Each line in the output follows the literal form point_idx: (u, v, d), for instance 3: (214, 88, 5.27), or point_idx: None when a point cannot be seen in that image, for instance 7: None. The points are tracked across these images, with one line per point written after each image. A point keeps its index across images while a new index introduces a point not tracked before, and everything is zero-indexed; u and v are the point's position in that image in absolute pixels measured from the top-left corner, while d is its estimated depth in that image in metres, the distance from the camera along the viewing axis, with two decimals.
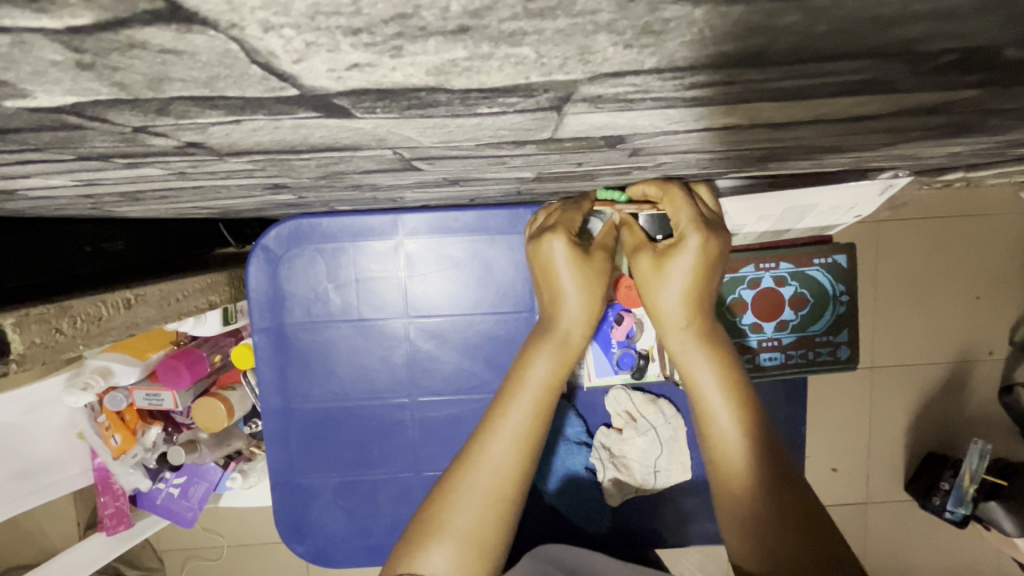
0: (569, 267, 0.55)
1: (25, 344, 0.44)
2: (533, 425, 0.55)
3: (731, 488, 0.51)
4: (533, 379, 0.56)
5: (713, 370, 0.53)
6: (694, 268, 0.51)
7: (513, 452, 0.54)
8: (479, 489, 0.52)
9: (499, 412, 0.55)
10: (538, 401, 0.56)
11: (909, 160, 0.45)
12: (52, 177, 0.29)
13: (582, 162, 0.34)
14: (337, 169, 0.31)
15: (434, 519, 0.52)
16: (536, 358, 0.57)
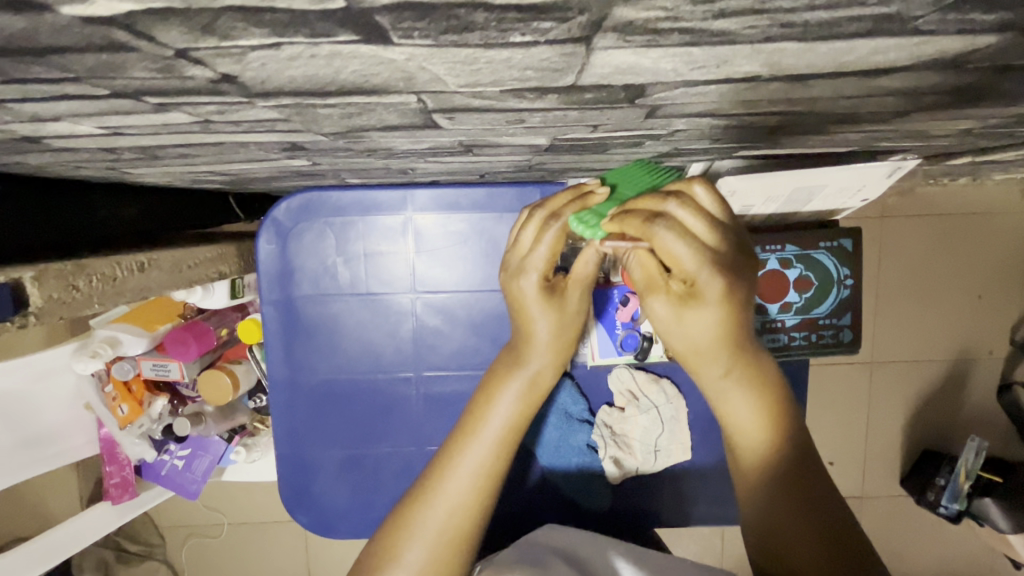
0: (547, 317, 0.55)
1: (44, 298, 0.45)
2: (492, 465, 0.54)
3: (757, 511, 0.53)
4: (493, 418, 0.55)
5: (749, 405, 0.53)
6: (714, 316, 0.48)
7: (468, 488, 0.53)
8: (434, 527, 0.52)
9: (455, 449, 0.55)
10: (499, 441, 0.55)
11: (919, 137, 0.46)
12: (82, 121, 0.30)
13: (598, 125, 0.35)
14: (357, 123, 0.32)
15: (388, 550, 0.52)
16: (501, 395, 0.56)
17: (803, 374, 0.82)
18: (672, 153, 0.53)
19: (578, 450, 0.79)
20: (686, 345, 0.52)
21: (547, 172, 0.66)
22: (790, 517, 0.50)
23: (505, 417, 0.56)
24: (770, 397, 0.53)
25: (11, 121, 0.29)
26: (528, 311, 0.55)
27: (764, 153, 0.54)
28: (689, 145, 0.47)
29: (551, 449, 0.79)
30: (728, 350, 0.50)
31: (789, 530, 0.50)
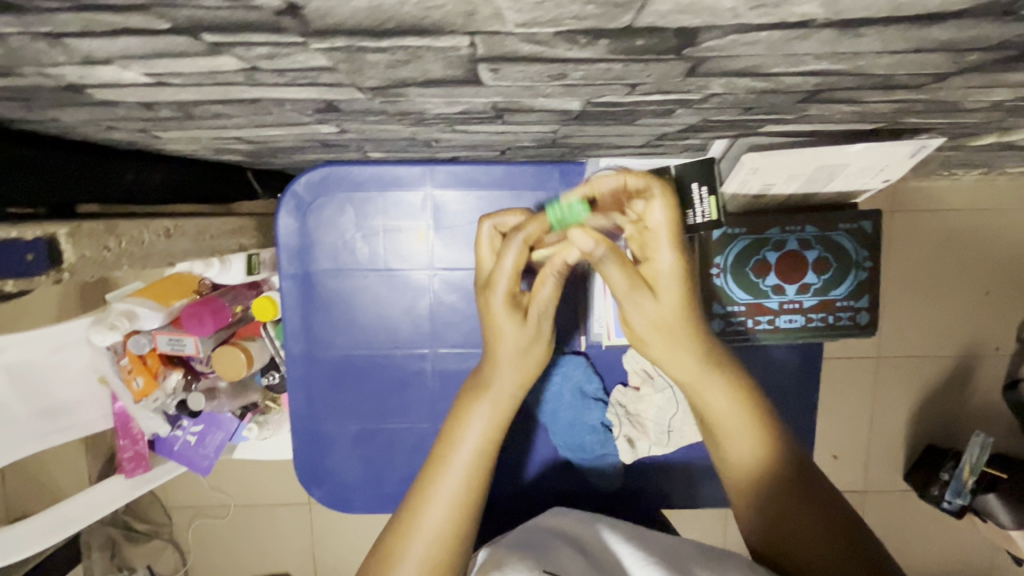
0: (511, 323, 0.56)
1: (76, 255, 0.45)
2: (467, 491, 0.56)
3: (760, 507, 0.58)
4: (465, 443, 0.57)
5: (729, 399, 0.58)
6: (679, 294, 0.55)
7: (444, 516, 0.55)
8: (415, 555, 0.53)
9: (432, 479, 0.56)
10: (472, 466, 0.57)
11: (947, 111, 0.46)
12: (131, 65, 0.30)
13: (636, 84, 0.35)
14: (400, 74, 0.32)
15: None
16: (466, 421, 0.58)
17: (817, 358, 0.82)
18: (698, 126, 0.53)
19: (593, 428, 0.79)
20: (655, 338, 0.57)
21: (569, 148, 0.66)
22: (796, 509, 0.56)
23: (478, 437, 0.58)
24: (743, 393, 0.59)
25: (63, 63, 0.29)
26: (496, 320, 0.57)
27: (790, 128, 0.55)
28: (719, 115, 0.48)
29: (566, 426, 0.79)
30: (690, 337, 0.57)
31: (780, 520, 0.56)
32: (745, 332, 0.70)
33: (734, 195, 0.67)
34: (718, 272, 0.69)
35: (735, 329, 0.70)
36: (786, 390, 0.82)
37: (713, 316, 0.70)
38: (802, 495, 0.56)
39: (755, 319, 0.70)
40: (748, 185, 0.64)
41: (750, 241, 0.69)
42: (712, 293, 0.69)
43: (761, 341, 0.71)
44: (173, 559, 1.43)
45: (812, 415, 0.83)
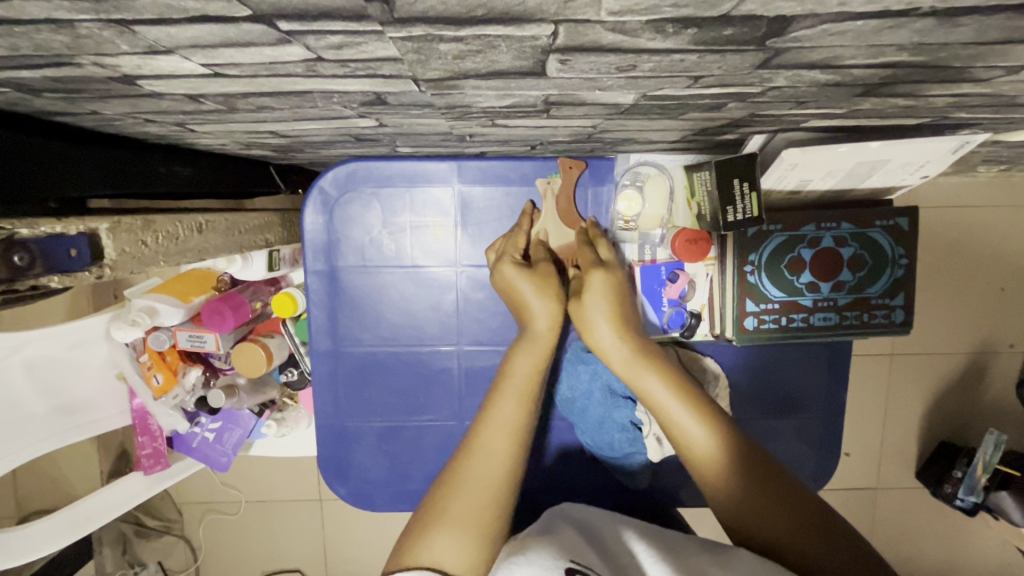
0: (525, 275, 0.67)
1: (117, 251, 0.45)
2: (521, 413, 0.60)
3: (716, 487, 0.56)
4: (516, 374, 0.63)
5: (659, 380, 0.60)
6: (605, 295, 0.64)
7: (503, 439, 0.58)
8: (478, 478, 0.56)
9: (489, 410, 0.61)
10: (523, 391, 0.62)
11: (1002, 105, 0.46)
12: (192, 56, 0.29)
13: (702, 76, 0.34)
14: (465, 66, 0.31)
15: (436, 506, 0.55)
16: (515, 357, 0.64)
17: (845, 356, 0.81)
18: (742, 121, 0.53)
19: (621, 425, 0.77)
20: (599, 329, 0.63)
21: (602, 143, 0.65)
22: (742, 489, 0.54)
23: (526, 371, 0.63)
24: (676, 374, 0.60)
25: (125, 53, 0.29)
26: (509, 277, 0.68)
27: (835, 123, 0.53)
28: (768, 110, 0.47)
29: (594, 423, 0.78)
30: (626, 328, 0.63)
31: (753, 505, 0.53)
32: (779, 329, 0.70)
33: (771, 190, 0.66)
34: (753, 270, 0.68)
35: (769, 326, 0.69)
36: (813, 388, 0.82)
37: (746, 314, 0.69)
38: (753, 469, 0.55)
39: (789, 317, 0.69)
40: (786, 181, 0.64)
41: (786, 238, 0.67)
42: (747, 291, 0.68)
43: (795, 339, 0.70)
44: (185, 556, 1.42)
45: (839, 413, 0.83)
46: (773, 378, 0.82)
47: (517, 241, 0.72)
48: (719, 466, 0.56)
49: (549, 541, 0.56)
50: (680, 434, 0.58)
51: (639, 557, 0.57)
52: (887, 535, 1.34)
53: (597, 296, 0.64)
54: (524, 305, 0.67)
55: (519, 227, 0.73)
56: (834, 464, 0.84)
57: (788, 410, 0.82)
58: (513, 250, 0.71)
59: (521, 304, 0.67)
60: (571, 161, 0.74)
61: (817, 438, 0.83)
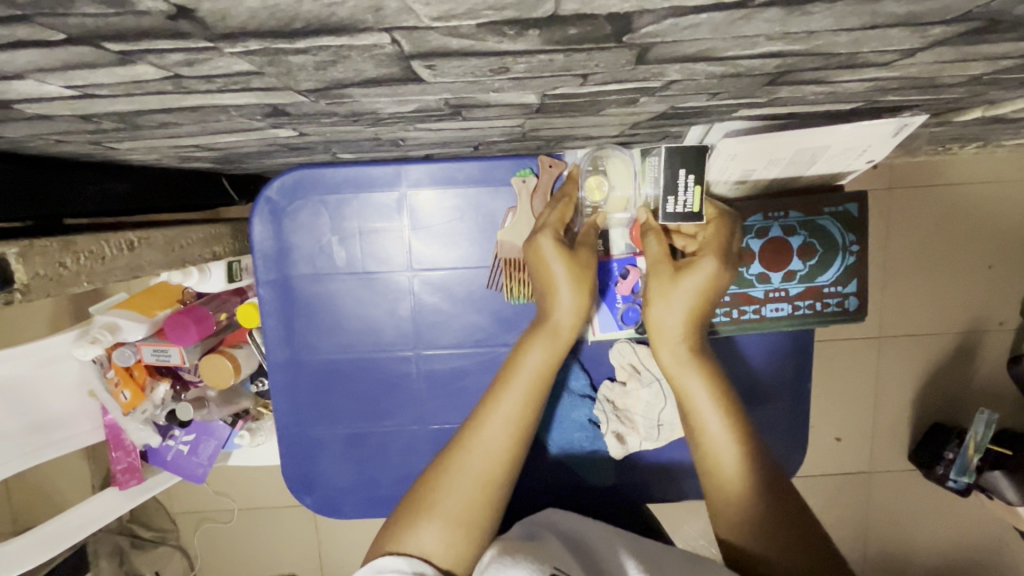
0: (562, 256, 0.60)
1: (30, 275, 0.44)
2: (525, 411, 0.59)
3: (729, 503, 0.57)
4: (527, 368, 0.60)
5: (705, 389, 0.59)
6: (701, 285, 0.58)
7: (502, 436, 0.57)
8: (470, 474, 0.56)
9: (493, 398, 0.59)
10: (531, 389, 0.59)
11: (927, 87, 0.44)
12: (48, 79, 0.29)
13: (587, 74, 0.34)
14: (334, 75, 0.31)
15: (426, 497, 0.56)
16: (528, 350, 0.60)
17: (810, 344, 0.80)
18: (670, 113, 0.51)
19: (579, 425, 0.78)
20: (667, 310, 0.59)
21: (543, 141, 0.64)
22: (760, 513, 0.55)
23: (538, 365, 0.60)
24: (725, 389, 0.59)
25: None
26: (545, 255, 0.60)
27: (763, 111, 0.52)
28: (686, 102, 0.46)
29: (554, 424, 0.79)
30: (696, 326, 0.59)
31: (762, 535, 0.54)
32: (731, 322, 0.69)
33: (715, 184, 0.65)
34: None
35: (720, 320, 0.68)
36: (779, 378, 0.81)
37: None
38: (776, 498, 0.56)
39: (740, 309, 0.68)
40: (729, 172, 0.63)
41: None
42: None
43: (748, 331, 0.70)
44: (181, 567, 1.41)
45: (806, 402, 0.82)
46: (737, 370, 0.81)
47: (562, 214, 0.64)
48: (738, 488, 0.57)
49: (535, 546, 0.56)
50: (709, 445, 0.58)
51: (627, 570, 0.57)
52: (880, 519, 1.33)
53: (690, 282, 0.58)
54: (550, 290, 0.61)
55: (565, 198, 0.65)
56: (804, 453, 0.83)
57: (755, 402, 0.81)
58: (555, 222, 0.63)
59: (547, 287, 0.61)
60: (552, 161, 0.71)
61: (785, 428, 0.82)
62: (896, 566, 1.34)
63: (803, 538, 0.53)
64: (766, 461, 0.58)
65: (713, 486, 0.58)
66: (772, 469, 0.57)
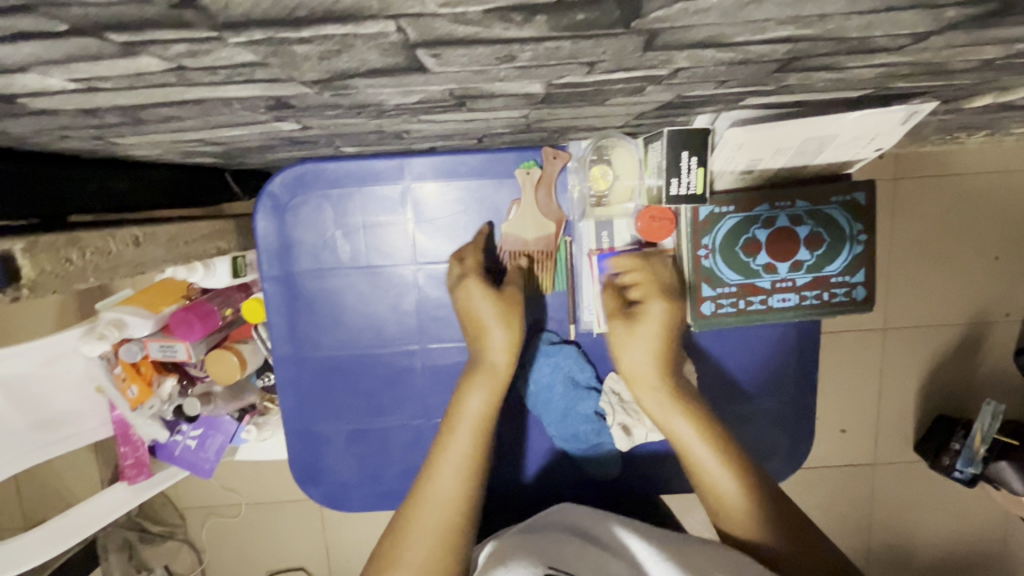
0: (488, 299, 0.67)
1: (36, 270, 0.44)
2: (476, 448, 0.61)
3: (729, 513, 0.64)
4: (471, 408, 0.63)
5: (683, 418, 0.67)
6: (662, 325, 0.68)
7: (455, 478, 0.59)
8: (432, 520, 0.56)
9: (441, 448, 0.61)
10: (478, 427, 0.62)
11: (938, 72, 0.43)
12: (52, 73, 0.29)
13: (593, 62, 0.33)
14: (337, 66, 0.30)
15: (391, 553, 0.55)
16: (470, 392, 0.63)
17: (817, 335, 0.80)
18: (676, 102, 0.51)
19: (585, 416, 0.77)
20: (636, 355, 0.69)
21: (547, 132, 0.63)
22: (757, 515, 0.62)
23: (481, 403, 0.63)
24: (699, 412, 0.67)
25: None
26: (472, 297, 0.67)
27: (773, 98, 0.51)
28: (693, 90, 0.45)
29: (560, 416, 0.77)
30: (661, 357, 0.69)
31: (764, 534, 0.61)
32: (738, 313, 0.68)
33: (721, 175, 0.64)
34: (707, 254, 0.67)
35: (727, 311, 0.68)
36: (785, 369, 0.81)
37: (704, 299, 0.68)
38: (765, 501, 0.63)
39: (747, 300, 0.68)
40: (735, 162, 0.62)
41: (739, 220, 0.66)
42: (702, 275, 0.67)
43: (756, 321, 0.69)
44: (190, 559, 1.42)
45: (813, 393, 0.82)
46: (743, 361, 0.80)
47: (475, 259, 0.73)
48: (738, 499, 0.63)
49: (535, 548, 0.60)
50: (699, 465, 0.65)
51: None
52: (887, 510, 1.33)
53: (649, 324, 0.69)
54: (482, 331, 0.66)
55: (475, 243, 0.75)
56: (809, 445, 0.83)
57: (760, 393, 0.81)
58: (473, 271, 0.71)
59: (479, 329, 0.66)
60: (556, 153, 0.72)
61: (791, 420, 0.82)
62: (903, 556, 1.34)
63: (782, 521, 0.62)
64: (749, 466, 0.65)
65: (713, 503, 0.65)
66: (756, 476, 0.65)
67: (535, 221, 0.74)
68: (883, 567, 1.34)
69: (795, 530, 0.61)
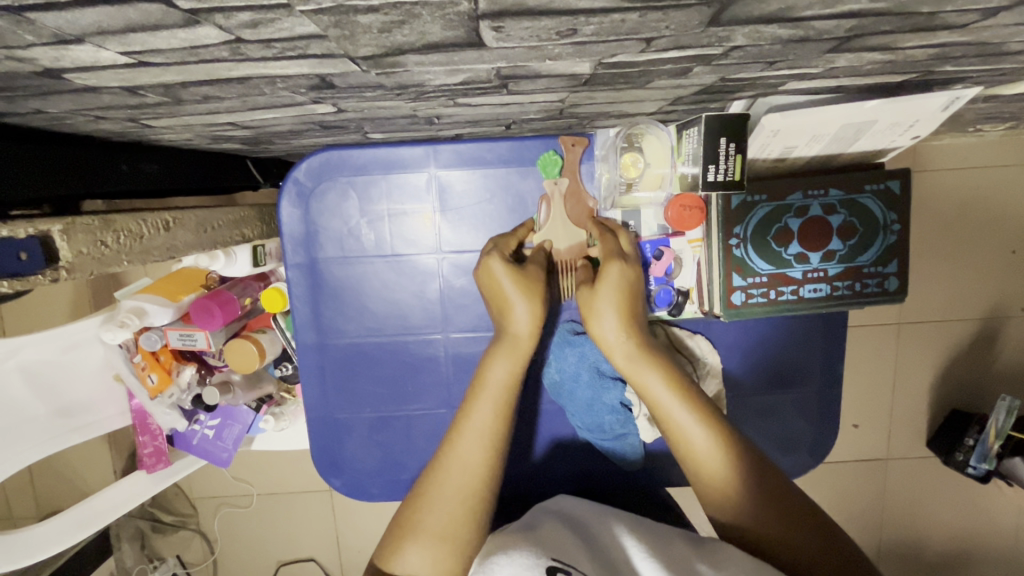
0: (511, 273, 0.64)
1: (73, 252, 0.44)
2: (497, 419, 0.59)
3: (721, 497, 0.56)
4: (493, 378, 0.61)
5: (662, 381, 0.60)
6: (618, 287, 0.63)
7: (477, 447, 0.57)
8: (450, 488, 0.55)
9: (462, 416, 0.60)
10: (500, 398, 0.60)
11: (991, 55, 0.43)
12: (106, 44, 0.28)
13: (652, 38, 0.33)
14: (395, 40, 0.30)
15: (409, 519, 0.54)
16: (492, 362, 0.62)
17: (842, 327, 0.79)
18: (716, 86, 0.50)
19: (611, 408, 0.76)
20: (604, 321, 0.63)
21: (578, 118, 0.63)
22: (756, 498, 0.54)
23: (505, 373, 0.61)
24: (683, 380, 0.60)
25: (34, 44, 0.28)
26: (494, 271, 0.65)
27: (815, 82, 0.50)
28: (739, 73, 0.44)
29: (584, 408, 0.77)
30: (632, 323, 0.63)
31: (765, 523, 0.53)
32: (768, 303, 0.67)
33: (755, 159, 0.64)
34: (738, 243, 0.66)
35: (758, 301, 0.67)
36: (809, 361, 0.80)
37: (734, 289, 0.67)
38: (765, 483, 0.55)
39: (778, 290, 0.67)
40: (769, 149, 0.61)
41: (773, 208, 0.65)
42: (733, 264, 0.66)
43: (787, 312, 0.68)
44: (202, 549, 1.41)
45: (837, 386, 0.81)
46: (767, 353, 0.80)
47: (509, 242, 0.69)
48: (731, 480, 0.55)
49: (535, 539, 0.55)
50: (683, 441, 0.58)
51: (630, 552, 0.56)
52: (902, 505, 1.32)
53: (610, 288, 0.63)
54: (506, 305, 0.64)
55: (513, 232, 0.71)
56: (833, 437, 0.83)
57: (784, 385, 0.81)
58: (502, 250, 0.68)
59: (503, 302, 0.65)
60: (575, 139, 0.71)
61: (813, 413, 0.82)
62: (916, 551, 1.33)
63: (788, 507, 0.53)
64: (744, 442, 0.57)
65: (704, 486, 0.57)
66: (754, 454, 0.57)
67: (565, 226, 0.72)
68: (895, 562, 1.34)
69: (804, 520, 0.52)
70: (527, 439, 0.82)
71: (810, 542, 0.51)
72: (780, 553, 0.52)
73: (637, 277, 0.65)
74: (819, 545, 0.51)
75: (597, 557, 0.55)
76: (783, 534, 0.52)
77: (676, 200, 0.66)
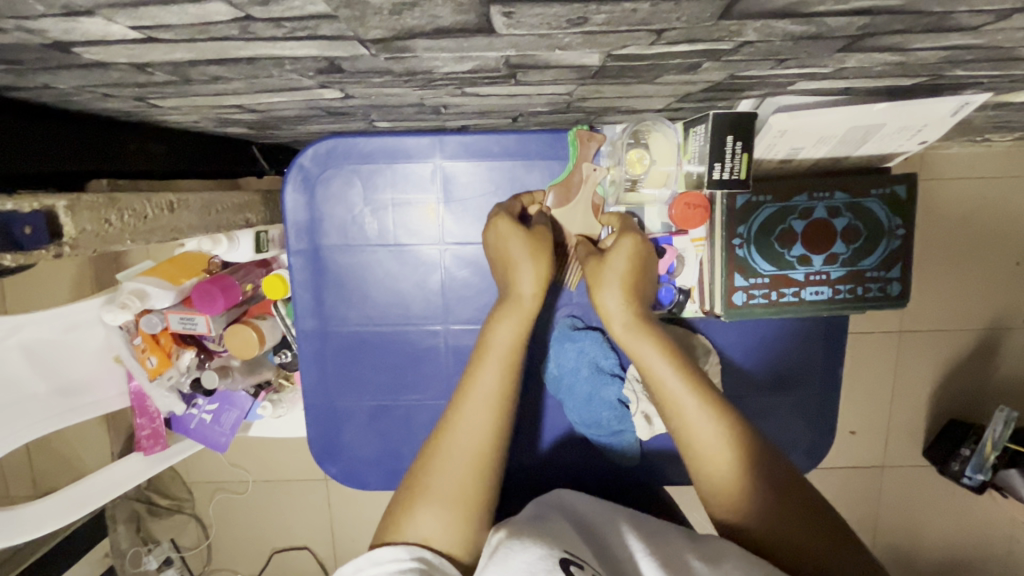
0: (518, 234, 0.64)
1: (77, 229, 0.44)
2: (504, 382, 0.58)
3: (723, 492, 0.55)
4: (498, 342, 0.60)
5: (663, 361, 0.60)
6: (627, 254, 0.64)
7: (484, 412, 0.57)
8: (461, 449, 0.55)
9: (470, 382, 0.59)
10: (505, 361, 0.59)
11: (1000, 61, 0.43)
12: (117, 17, 0.29)
13: (663, 30, 0.33)
14: (406, 23, 0.30)
15: (419, 483, 0.54)
16: (496, 327, 0.61)
17: (842, 331, 0.79)
18: (725, 84, 0.50)
19: (609, 404, 0.77)
20: (606, 295, 0.64)
21: (586, 112, 0.63)
22: (756, 493, 0.54)
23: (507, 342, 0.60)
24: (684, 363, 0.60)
25: (45, 15, 0.28)
26: (501, 233, 0.65)
27: (824, 83, 0.50)
28: (748, 70, 0.44)
29: (583, 404, 0.77)
30: (636, 299, 0.64)
31: (769, 519, 0.53)
32: (769, 305, 0.67)
33: (761, 160, 0.64)
34: (741, 243, 0.66)
35: (759, 302, 0.67)
36: (809, 365, 0.80)
37: (736, 289, 0.67)
38: (767, 477, 0.54)
39: (780, 292, 0.67)
40: (776, 150, 0.61)
41: (778, 210, 0.65)
42: (735, 265, 0.66)
43: (788, 315, 0.68)
44: (197, 534, 1.42)
45: (837, 390, 0.81)
46: (768, 354, 0.80)
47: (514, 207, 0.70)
48: (732, 473, 0.55)
49: (541, 531, 0.54)
50: (684, 426, 0.58)
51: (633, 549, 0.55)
52: (896, 514, 1.32)
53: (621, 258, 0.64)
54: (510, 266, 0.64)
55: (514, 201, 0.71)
56: (830, 441, 0.82)
57: (782, 387, 0.81)
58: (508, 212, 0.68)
59: (509, 264, 0.64)
60: (588, 135, 0.70)
61: (811, 416, 0.82)
62: (908, 560, 1.33)
63: (789, 505, 0.53)
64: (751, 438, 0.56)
65: (706, 479, 0.56)
66: (760, 448, 0.56)
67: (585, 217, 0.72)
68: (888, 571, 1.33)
69: (802, 510, 0.52)
70: (525, 433, 0.83)
71: (814, 540, 0.51)
72: (783, 557, 0.51)
73: (648, 252, 0.66)
74: (824, 542, 0.50)
75: (599, 556, 0.54)
76: (785, 533, 0.52)
77: (686, 197, 0.65)
